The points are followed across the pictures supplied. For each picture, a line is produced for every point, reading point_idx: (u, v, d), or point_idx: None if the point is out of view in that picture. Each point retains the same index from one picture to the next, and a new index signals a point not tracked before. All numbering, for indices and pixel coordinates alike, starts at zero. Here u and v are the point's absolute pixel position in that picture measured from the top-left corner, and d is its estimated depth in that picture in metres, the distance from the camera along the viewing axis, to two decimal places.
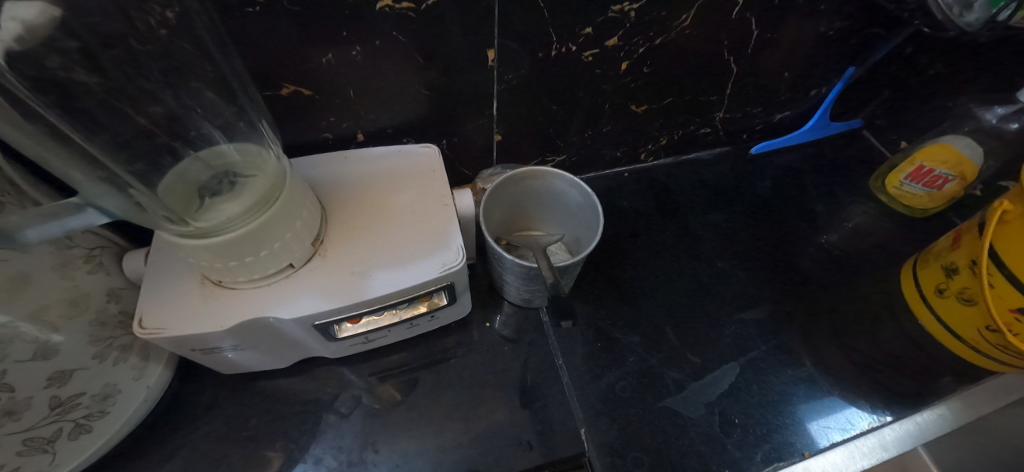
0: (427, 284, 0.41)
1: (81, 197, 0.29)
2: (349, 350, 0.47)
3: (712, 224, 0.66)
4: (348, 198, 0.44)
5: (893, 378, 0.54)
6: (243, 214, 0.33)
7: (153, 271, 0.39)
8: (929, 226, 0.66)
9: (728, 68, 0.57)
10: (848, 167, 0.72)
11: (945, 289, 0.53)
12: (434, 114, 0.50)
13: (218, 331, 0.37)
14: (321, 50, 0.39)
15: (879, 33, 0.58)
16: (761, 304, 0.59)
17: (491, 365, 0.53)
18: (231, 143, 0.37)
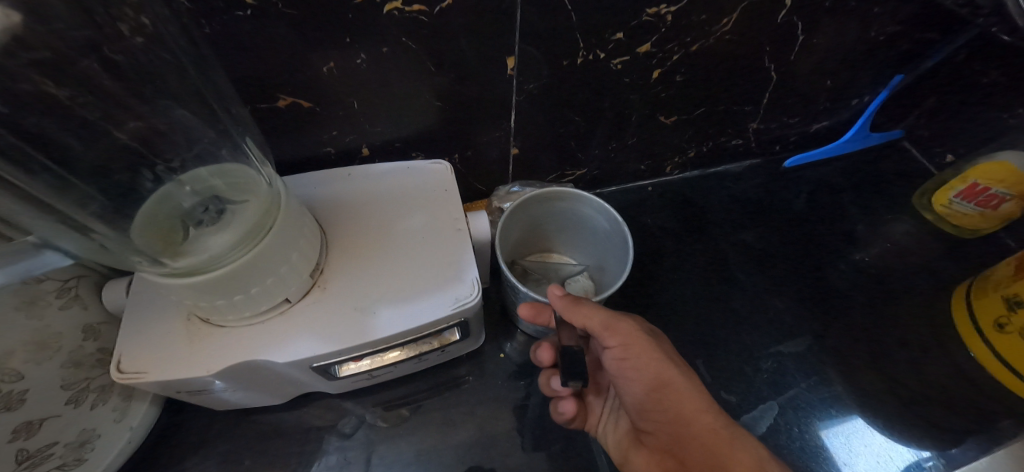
0: (438, 322, 0.36)
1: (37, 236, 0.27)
2: (351, 386, 0.43)
3: (743, 244, 0.61)
4: (350, 222, 0.40)
5: (947, 419, 0.50)
6: (231, 249, 0.29)
7: (134, 306, 0.35)
8: (979, 248, 0.61)
9: (767, 76, 0.52)
10: (888, 182, 0.67)
11: (1006, 324, 0.49)
12: (446, 126, 0.45)
13: (204, 376, 0.33)
14: (321, 59, 0.35)
15: (935, 38, 0.53)
16: (798, 333, 0.55)
17: (506, 400, 0.49)
18: (216, 164, 0.32)
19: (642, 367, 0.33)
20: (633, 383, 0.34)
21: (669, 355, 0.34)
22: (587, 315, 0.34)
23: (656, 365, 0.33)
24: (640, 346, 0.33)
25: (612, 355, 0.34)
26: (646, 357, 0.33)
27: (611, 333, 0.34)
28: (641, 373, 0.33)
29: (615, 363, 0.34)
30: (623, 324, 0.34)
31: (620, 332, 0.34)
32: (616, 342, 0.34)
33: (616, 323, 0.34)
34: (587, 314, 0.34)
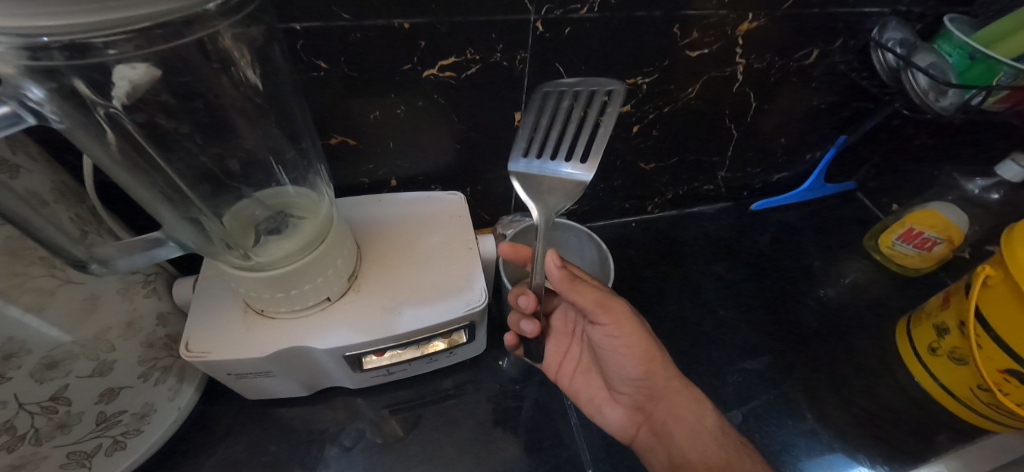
0: (450, 323, 0.44)
1: (163, 232, 0.34)
2: (369, 382, 0.49)
3: (715, 275, 0.70)
4: (382, 239, 0.48)
5: (891, 432, 0.56)
6: (295, 252, 0.37)
7: (202, 297, 0.42)
8: (920, 285, 0.69)
9: (729, 133, 0.62)
10: (843, 226, 0.77)
11: (937, 348, 0.56)
12: (462, 164, 0.55)
13: (256, 357, 0.40)
14: (369, 109, 0.45)
15: (867, 107, 0.64)
16: (761, 354, 0.62)
17: (502, 403, 0.55)
18: (284, 185, 0.41)
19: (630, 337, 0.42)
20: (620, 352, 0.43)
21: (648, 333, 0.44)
22: (584, 293, 0.41)
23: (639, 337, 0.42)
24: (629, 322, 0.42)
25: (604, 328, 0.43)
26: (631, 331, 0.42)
27: (604, 311, 0.42)
28: (627, 345, 0.43)
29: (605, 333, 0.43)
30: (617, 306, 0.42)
31: (613, 312, 0.42)
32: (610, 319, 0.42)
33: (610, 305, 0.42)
34: (583, 293, 0.41)
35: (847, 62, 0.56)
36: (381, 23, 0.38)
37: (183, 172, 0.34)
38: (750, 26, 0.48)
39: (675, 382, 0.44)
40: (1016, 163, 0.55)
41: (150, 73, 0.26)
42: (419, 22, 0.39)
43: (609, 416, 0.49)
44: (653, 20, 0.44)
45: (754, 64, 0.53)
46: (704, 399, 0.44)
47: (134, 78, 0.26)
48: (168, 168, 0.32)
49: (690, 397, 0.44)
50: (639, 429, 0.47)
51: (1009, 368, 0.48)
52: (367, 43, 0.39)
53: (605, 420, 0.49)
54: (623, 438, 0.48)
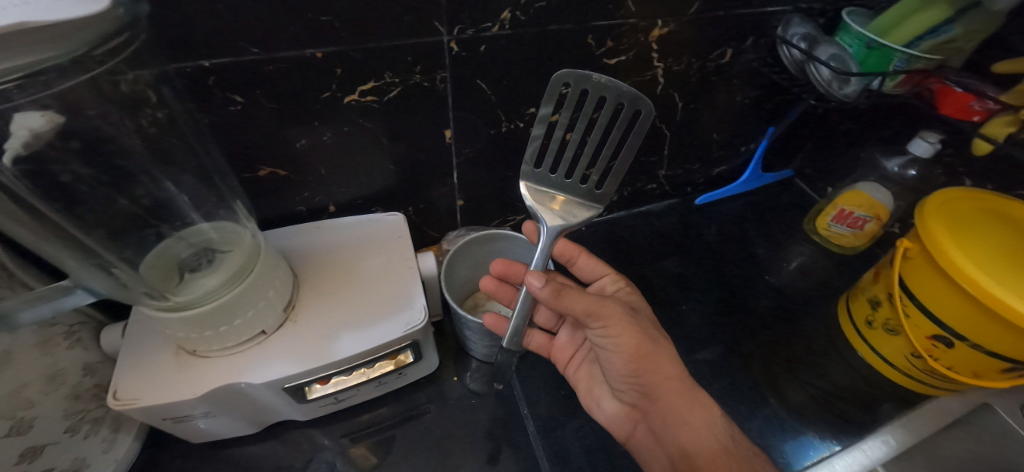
0: (391, 344, 0.44)
1: (71, 279, 0.33)
2: (319, 412, 0.49)
3: (665, 271, 0.71)
4: (319, 267, 0.48)
5: (840, 406, 0.58)
6: (220, 288, 0.37)
7: (130, 343, 0.41)
8: (858, 262, 0.73)
9: (662, 133, 0.65)
10: (784, 212, 0.80)
11: (873, 321, 0.59)
12: (401, 185, 0.55)
13: (190, 399, 0.39)
14: (296, 137, 0.45)
15: (789, 99, 0.67)
16: (713, 344, 0.64)
17: (460, 418, 0.55)
18: (205, 223, 0.40)
19: (624, 342, 0.41)
20: (614, 355, 0.42)
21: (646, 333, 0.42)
22: (572, 304, 0.40)
23: (635, 341, 0.41)
24: (621, 326, 0.41)
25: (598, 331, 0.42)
26: (624, 336, 0.41)
27: (596, 316, 0.40)
28: (619, 346, 0.41)
29: (600, 335, 0.42)
30: (608, 310, 0.41)
31: (604, 316, 0.41)
32: (601, 323, 0.41)
33: (601, 310, 0.41)
34: (572, 302, 0.40)
35: (760, 59, 0.59)
36: (293, 54, 0.38)
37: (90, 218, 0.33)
38: (661, 31, 0.50)
39: (674, 383, 0.41)
40: (925, 139, 0.58)
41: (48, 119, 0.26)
42: (332, 50, 0.39)
43: (608, 410, 0.48)
44: (566, 33, 0.46)
45: (673, 67, 0.55)
46: (710, 404, 0.41)
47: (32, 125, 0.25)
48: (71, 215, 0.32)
49: (693, 402, 0.41)
50: (636, 427, 0.45)
51: (936, 334, 0.51)
52: (282, 74, 0.39)
53: (605, 415, 0.48)
54: (619, 434, 0.47)
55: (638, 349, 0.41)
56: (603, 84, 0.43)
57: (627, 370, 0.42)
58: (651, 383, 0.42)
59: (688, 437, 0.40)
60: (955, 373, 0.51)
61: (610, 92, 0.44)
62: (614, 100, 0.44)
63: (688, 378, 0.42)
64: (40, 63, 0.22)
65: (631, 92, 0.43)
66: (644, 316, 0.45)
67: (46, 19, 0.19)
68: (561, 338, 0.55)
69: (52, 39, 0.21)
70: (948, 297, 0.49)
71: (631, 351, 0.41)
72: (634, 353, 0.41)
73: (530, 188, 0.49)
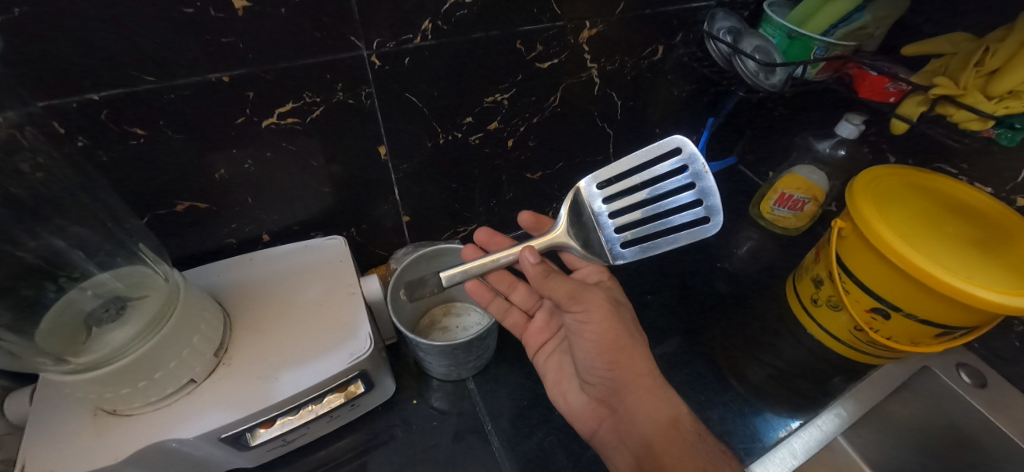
0: (337, 377, 0.41)
1: None
2: (268, 456, 0.46)
3: (621, 268, 0.72)
4: (252, 302, 0.45)
5: (795, 384, 0.60)
6: (133, 340, 0.34)
7: (38, 411, 0.37)
8: (801, 242, 0.75)
9: (606, 132, 0.65)
10: (730, 199, 0.82)
11: (817, 299, 0.61)
12: (339, 207, 0.53)
13: (112, 465, 0.35)
14: (213, 167, 0.41)
15: (723, 90, 0.69)
16: (671, 337, 0.64)
17: (423, 442, 0.53)
18: (104, 273, 0.38)
19: (601, 330, 0.41)
20: (589, 344, 0.42)
21: (623, 326, 0.42)
22: (555, 287, 0.43)
23: (611, 332, 0.41)
24: (600, 313, 0.41)
25: (575, 317, 0.43)
26: (601, 325, 0.41)
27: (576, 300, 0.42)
28: (597, 334, 0.41)
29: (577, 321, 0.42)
30: (588, 296, 0.42)
31: (584, 300, 0.42)
32: (580, 308, 0.42)
33: (581, 295, 0.42)
34: (555, 284, 0.43)
35: (691, 54, 0.60)
36: (194, 79, 0.35)
37: None
38: (591, 32, 0.50)
39: (644, 379, 0.41)
40: (849, 121, 0.60)
41: None
42: (239, 73, 0.36)
43: (572, 402, 0.46)
44: (493, 40, 0.45)
45: (607, 66, 0.55)
46: (676, 401, 0.40)
47: None
48: None
49: (659, 399, 0.40)
50: (601, 423, 0.43)
51: (874, 307, 0.54)
52: (185, 102, 0.36)
53: (569, 408, 0.47)
54: (583, 430, 0.45)
55: (614, 340, 0.41)
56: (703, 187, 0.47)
57: (600, 360, 0.42)
58: (623, 376, 0.41)
59: (654, 433, 0.39)
60: (895, 342, 0.54)
61: (698, 197, 0.47)
62: (694, 197, 0.47)
63: (657, 374, 0.41)
64: None
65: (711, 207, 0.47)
66: (625, 308, 0.45)
67: None
68: (538, 322, 0.53)
69: None
70: (882, 272, 0.51)
71: (607, 341, 0.41)
72: (609, 343, 0.41)
73: (583, 195, 0.50)
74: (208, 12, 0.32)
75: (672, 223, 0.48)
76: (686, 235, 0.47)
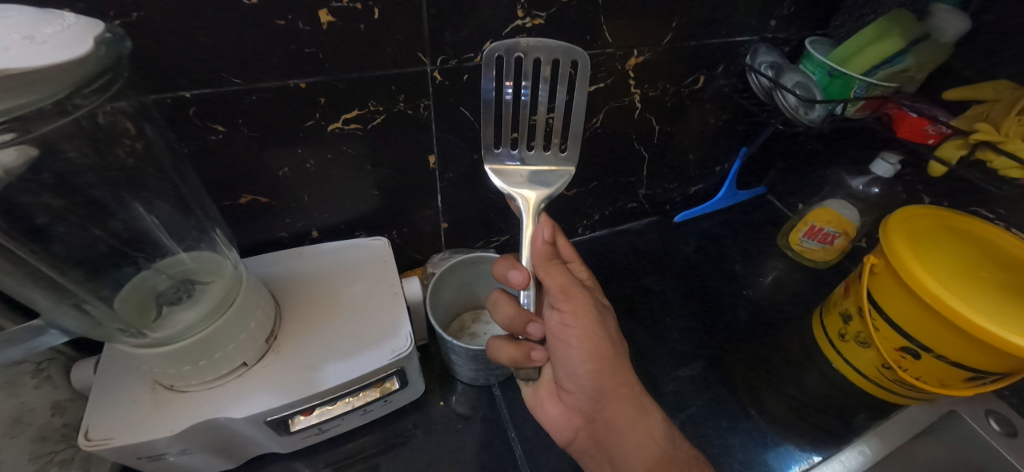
0: (377, 372, 0.43)
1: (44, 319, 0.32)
2: (302, 443, 0.48)
3: (647, 289, 0.73)
4: (301, 294, 0.47)
5: (818, 417, 0.60)
6: (200, 321, 0.36)
7: (103, 380, 0.40)
8: (828, 275, 0.75)
9: (641, 155, 0.67)
10: (758, 228, 0.83)
11: (845, 334, 0.61)
12: (384, 210, 0.55)
13: (167, 437, 0.37)
14: (278, 165, 0.44)
15: (759, 121, 0.70)
16: (694, 360, 0.65)
17: (447, 444, 0.54)
18: (182, 253, 0.40)
19: (587, 335, 0.40)
20: (574, 353, 0.40)
21: (607, 335, 0.41)
22: (554, 276, 0.41)
23: (597, 340, 0.40)
24: (586, 318, 0.40)
25: (561, 319, 0.41)
26: (586, 332, 0.40)
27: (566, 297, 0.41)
28: (581, 338, 0.40)
29: (560, 325, 0.41)
30: (577, 295, 0.41)
31: (573, 299, 0.40)
32: (568, 306, 0.40)
33: (572, 291, 0.41)
34: (552, 274, 0.42)
35: (731, 85, 0.62)
36: (276, 84, 0.38)
37: (63, 252, 0.32)
38: (638, 60, 0.52)
39: (624, 389, 0.42)
40: (885, 160, 0.61)
41: (28, 153, 0.26)
42: (316, 81, 0.39)
43: (550, 413, 0.45)
44: None
45: (649, 93, 0.57)
46: (653, 410, 0.43)
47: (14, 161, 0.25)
48: (45, 244, 0.31)
49: (636, 409, 0.42)
50: (577, 434, 0.44)
51: (903, 345, 0.54)
52: (264, 104, 0.39)
53: (545, 419, 0.45)
54: (561, 441, 0.46)
55: (599, 348, 0.40)
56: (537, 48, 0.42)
57: (583, 370, 0.41)
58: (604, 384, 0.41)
59: (634, 439, 0.42)
60: (924, 383, 0.54)
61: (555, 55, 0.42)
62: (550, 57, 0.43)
63: (633, 382, 0.43)
64: (17, 109, 0.21)
65: (561, 45, 0.42)
66: (604, 313, 0.44)
67: (33, 64, 0.19)
68: None
69: (25, 85, 0.20)
70: (914, 311, 0.51)
71: (592, 349, 0.40)
72: (594, 353, 0.40)
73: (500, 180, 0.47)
74: (296, 25, 0.35)
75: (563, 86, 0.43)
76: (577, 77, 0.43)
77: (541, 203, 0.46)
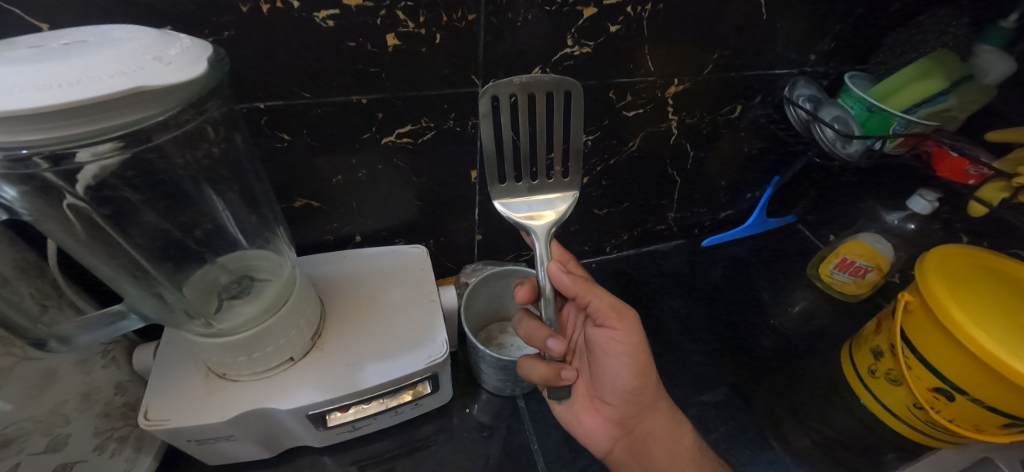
0: (413, 375, 0.45)
1: (124, 304, 0.35)
2: (335, 439, 0.50)
3: (672, 311, 0.74)
4: (344, 296, 0.50)
5: (844, 454, 0.59)
6: (259, 316, 0.38)
7: (161, 364, 0.43)
8: (859, 309, 0.75)
9: (673, 180, 0.68)
10: (787, 257, 0.82)
11: (875, 370, 0.61)
12: (424, 220, 0.58)
13: (218, 422, 0.40)
14: (332, 173, 0.47)
15: (793, 152, 0.70)
16: (718, 386, 0.65)
17: (471, 450, 0.56)
18: (249, 249, 0.42)
19: (636, 352, 0.43)
20: (624, 367, 0.43)
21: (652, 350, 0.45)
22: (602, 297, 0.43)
23: (646, 356, 0.43)
24: (637, 336, 0.43)
25: (611, 336, 0.43)
26: (637, 350, 0.43)
27: (621, 316, 0.43)
28: (631, 355, 0.43)
29: (612, 343, 0.43)
30: (627, 313, 0.43)
31: (624, 318, 0.43)
32: (619, 325, 0.42)
33: (622, 310, 0.43)
34: (600, 295, 0.43)
35: (768, 115, 0.63)
36: (341, 99, 0.41)
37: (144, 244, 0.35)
38: (676, 89, 0.54)
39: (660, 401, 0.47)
40: (923, 198, 0.61)
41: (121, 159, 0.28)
42: (376, 97, 0.42)
43: (588, 427, 0.48)
44: (589, 88, 0.50)
45: (686, 120, 0.59)
46: (682, 423, 0.48)
47: (106, 165, 0.27)
48: (128, 235, 0.34)
49: (669, 420, 0.47)
50: (615, 445, 0.47)
51: (937, 386, 0.53)
52: (327, 117, 0.42)
53: (585, 432, 0.48)
54: (598, 451, 0.48)
55: (644, 365, 0.43)
56: (530, 80, 0.43)
57: (631, 383, 0.44)
58: (643, 397, 0.45)
59: (668, 448, 0.46)
60: (957, 426, 0.53)
61: (550, 84, 0.43)
62: (545, 87, 0.43)
63: (665, 395, 0.47)
64: (137, 123, 0.24)
65: (555, 77, 0.43)
66: None
67: (162, 83, 0.22)
68: None
69: (150, 102, 0.23)
70: (950, 352, 0.51)
71: (641, 364, 0.43)
72: (643, 367, 0.43)
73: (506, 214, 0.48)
74: (365, 47, 0.38)
75: (558, 117, 0.44)
76: (572, 109, 0.44)
77: (552, 229, 0.47)
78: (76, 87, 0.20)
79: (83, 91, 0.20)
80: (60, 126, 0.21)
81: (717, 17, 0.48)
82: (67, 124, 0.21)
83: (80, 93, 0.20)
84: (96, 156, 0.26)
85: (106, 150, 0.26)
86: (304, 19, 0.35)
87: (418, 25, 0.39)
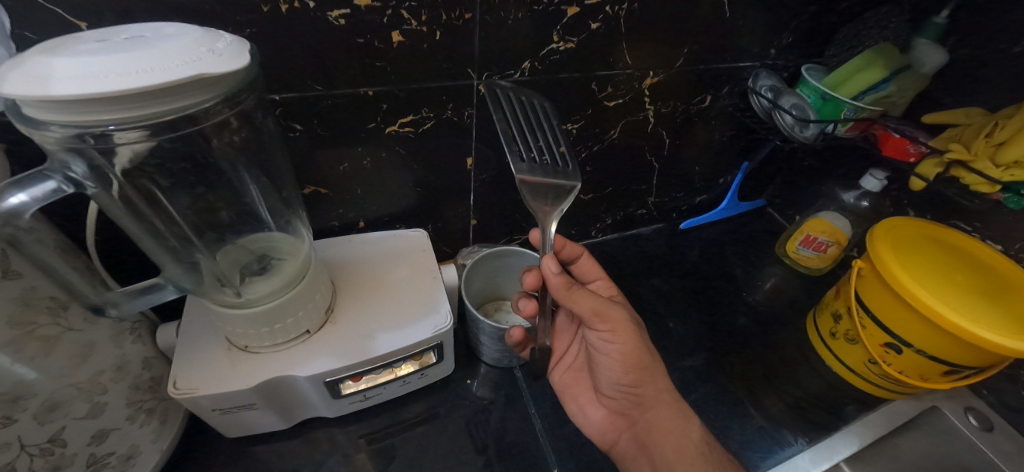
0: (420, 344, 0.49)
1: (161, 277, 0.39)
2: (347, 409, 0.53)
3: (653, 288, 0.79)
4: (353, 275, 0.54)
5: (810, 408, 0.65)
6: (277, 290, 0.42)
7: (185, 339, 0.46)
8: (823, 282, 0.81)
9: (652, 166, 0.74)
10: (758, 237, 0.89)
11: (835, 332, 0.67)
12: (423, 205, 0.62)
13: (243, 389, 0.43)
14: (340, 162, 0.51)
15: (760, 138, 0.77)
16: (697, 353, 0.71)
17: (473, 418, 0.60)
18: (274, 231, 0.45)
19: (622, 350, 0.47)
20: (615, 361, 0.48)
21: (647, 347, 0.49)
22: (586, 300, 0.47)
23: (636, 352, 0.47)
24: (623, 335, 0.47)
25: (601, 335, 0.48)
26: (626, 346, 0.47)
27: (601, 319, 0.47)
28: (621, 351, 0.47)
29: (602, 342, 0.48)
30: (612, 314, 0.47)
31: (610, 318, 0.47)
32: (606, 325, 0.47)
33: (604, 312, 0.47)
34: (582, 300, 0.47)
35: (735, 104, 0.69)
36: (349, 91, 0.45)
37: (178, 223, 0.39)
38: (652, 80, 0.59)
39: (664, 394, 0.49)
40: (873, 176, 0.68)
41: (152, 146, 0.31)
42: (381, 90, 0.46)
43: (592, 418, 0.54)
44: (574, 80, 0.55)
45: (662, 109, 0.64)
46: (687, 414, 0.49)
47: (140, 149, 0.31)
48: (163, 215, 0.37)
49: (675, 411, 0.49)
50: (620, 435, 0.52)
51: (887, 341, 0.59)
52: (336, 108, 0.46)
53: (590, 423, 0.54)
54: (603, 442, 0.53)
55: (636, 360, 0.48)
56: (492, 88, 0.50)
57: (625, 377, 0.49)
58: (641, 390, 0.49)
59: (675, 440, 0.47)
60: (906, 376, 0.59)
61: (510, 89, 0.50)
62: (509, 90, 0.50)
63: (668, 388, 0.49)
64: (189, 108, 0.28)
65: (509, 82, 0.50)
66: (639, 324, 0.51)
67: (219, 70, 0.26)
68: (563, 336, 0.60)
69: (208, 86, 0.27)
70: (896, 309, 0.57)
71: (630, 359, 0.48)
72: (633, 362, 0.48)
73: None
74: (373, 43, 0.43)
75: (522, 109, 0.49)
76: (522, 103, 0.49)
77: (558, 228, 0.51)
78: (149, 74, 0.24)
79: (157, 76, 0.24)
80: (135, 108, 0.25)
81: (686, 17, 0.54)
82: (143, 105, 0.25)
83: (159, 77, 0.24)
84: (129, 141, 0.29)
85: (136, 136, 0.28)
86: (318, 17, 0.39)
87: (420, 24, 0.43)
